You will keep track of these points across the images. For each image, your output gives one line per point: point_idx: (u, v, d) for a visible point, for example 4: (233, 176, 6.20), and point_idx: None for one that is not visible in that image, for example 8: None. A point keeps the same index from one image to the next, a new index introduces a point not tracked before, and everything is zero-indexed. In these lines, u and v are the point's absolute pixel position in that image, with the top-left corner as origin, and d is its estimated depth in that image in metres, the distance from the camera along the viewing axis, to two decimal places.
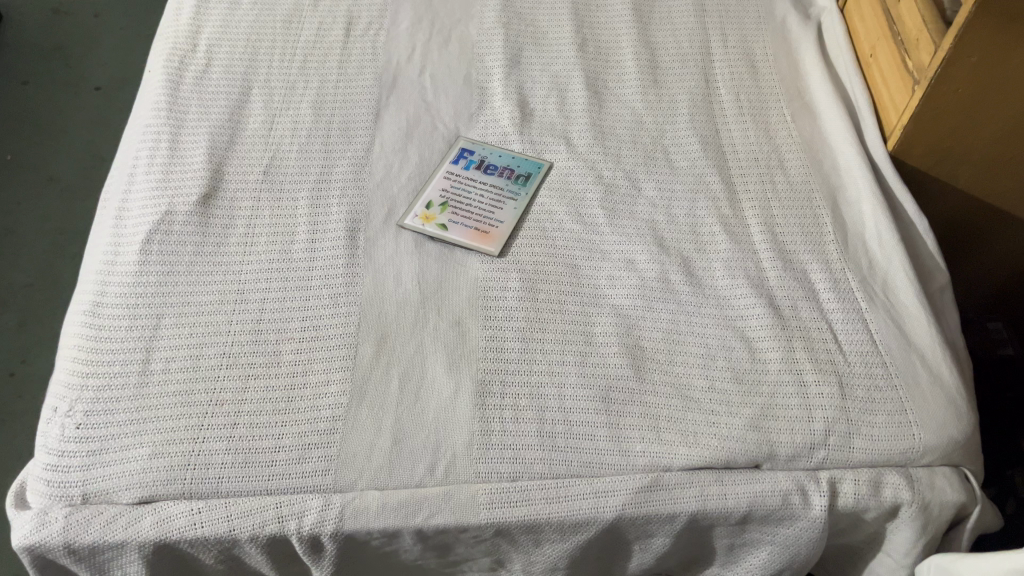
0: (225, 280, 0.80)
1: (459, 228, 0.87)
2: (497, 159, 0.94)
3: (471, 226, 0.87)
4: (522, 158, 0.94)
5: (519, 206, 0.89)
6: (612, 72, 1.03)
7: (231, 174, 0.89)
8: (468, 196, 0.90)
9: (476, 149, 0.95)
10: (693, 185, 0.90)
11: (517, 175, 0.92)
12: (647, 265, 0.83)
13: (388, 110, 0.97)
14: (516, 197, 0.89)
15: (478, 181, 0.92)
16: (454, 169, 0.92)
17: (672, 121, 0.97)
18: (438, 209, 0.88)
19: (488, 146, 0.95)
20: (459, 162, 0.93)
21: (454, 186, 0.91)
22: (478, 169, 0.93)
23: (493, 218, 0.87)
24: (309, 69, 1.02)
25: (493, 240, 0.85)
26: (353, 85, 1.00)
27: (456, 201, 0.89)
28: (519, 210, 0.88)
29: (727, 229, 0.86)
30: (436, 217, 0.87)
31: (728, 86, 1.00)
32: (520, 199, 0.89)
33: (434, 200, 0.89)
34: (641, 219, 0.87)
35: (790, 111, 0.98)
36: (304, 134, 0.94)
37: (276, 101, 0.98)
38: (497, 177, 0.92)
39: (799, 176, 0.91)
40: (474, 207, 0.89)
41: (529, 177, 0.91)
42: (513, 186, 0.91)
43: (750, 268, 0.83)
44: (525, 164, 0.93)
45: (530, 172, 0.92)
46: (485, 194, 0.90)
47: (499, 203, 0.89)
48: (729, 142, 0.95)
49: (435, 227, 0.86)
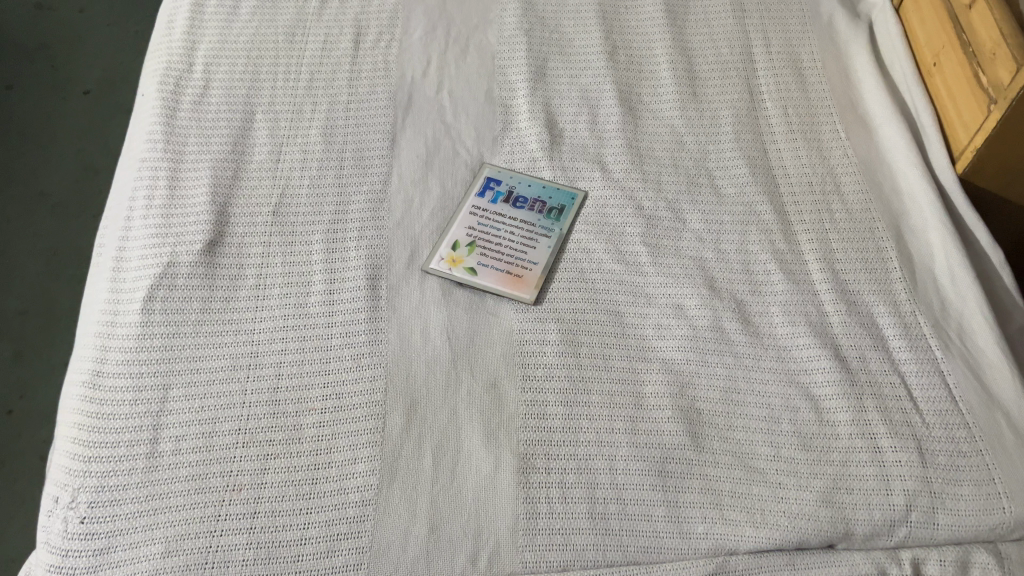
0: (237, 343, 0.73)
1: (489, 272, 0.79)
2: (526, 189, 0.86)
3: (501, 269, 0.80)
4: (553, 187, 0.86)
5: (553, 244, 0.81)
6: (646, 84, 0.95)
7: (237, 215, 0.82)
8: (497, 234, 0.83)
9: (502, 178, 0.87)
10: (743, 215, 0.83)
11: (549, 207, 0.84)
12: (698, 312, 0.76)
13: (404, 135, 0.89)
14: (549, 234, 0.82)
15: (506, 216, 0.84)
16: (481, 202, 0.85)
17: (715, 141, 0.89)
18: (465, 249, 0.81)
19: (515, 174, 0.87)
20: (486, 194, 0.85)
21: (481, 223, 0.83)
22: (506, 201, 0.85)
23: (525, 259, 0.80)
24: (316, 89, 0.93)
25: (526, 284, 0.78)
26: (365, 108, 0.91)
27: (485, 240, 0.82)
28: (554, 249, 0.81)
29: (784, 267, 0.79)
30: (464, 260, 0.80)
31: (774, 99, 0.92)
32: (553, 237, 0.82)
33: (461, 240, 0.81)
34: (688, 256, 0.80)
35: (844, 126, 0.89)
36: (315, 166, 0.86)
37: (283, 127, 0.89)
38: (527, 211, 0.84)
39: (858, 202, 0.83)
40: (504, 247, 0.81)
41: (561, 209, 0.84)
42: (545, 221, 0.83)
43: (811, 312, 0.76)
44: (556, 194, 0.85)
45: (562, 203, 0.84)
46: (514, 231, 0.83)
47: (530, 242, 0.81)
48: (779, 164, 0.87)
49: (464, 271, 0.79)
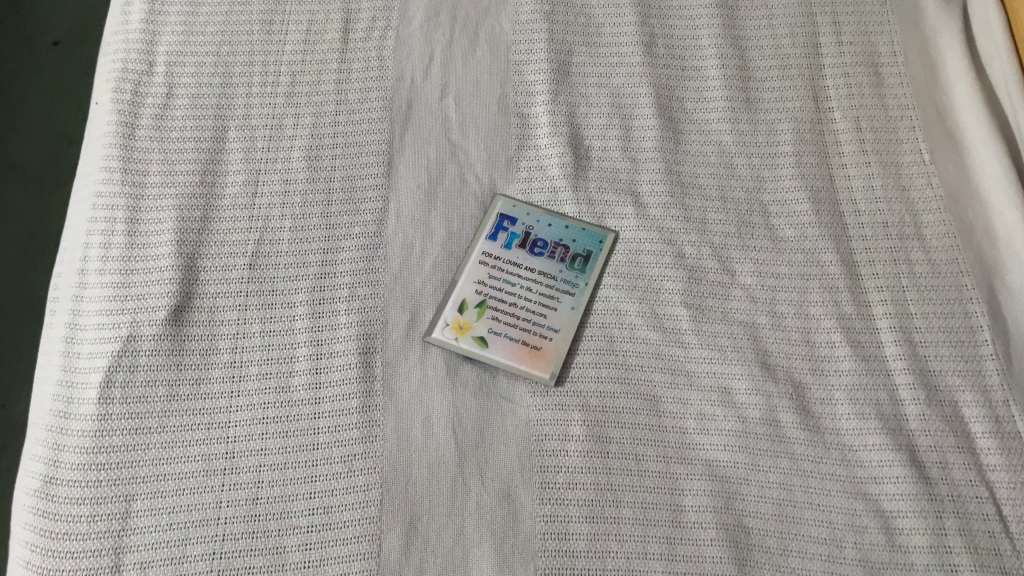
0: (210, 440, 0.63)
1: (502, 342, 0.68)
2: (544, 229, 0.73)
3: (517, 339, 0.68)
4: (576, 226, 0.73)
5: (576, 305, 0.69)
6: (690, 87, 0.79)
7: (207, 269, 0.70)
8: (511, 290, 0.71)
9: (517, 213, 0.73)
10: (804, 266, 0.70)
11: (573, 255, 0.71)
12: (748, 400, 0.65)
13: (402, 158, 0.76)
14: (571, 292, 0.70)
15: (522, 266, 0.72)
16: (492, 248, 0.72)
17: (772, 166, 0.74)
18: (475, 312, 0.69)
19: (532, 208, 0.74)
20: (498, 235, 0.72)
21: (493, 275, 0.71)
22: (522, 245, 0.72)
23: (543, 326, 0.68)
24: (296, 96, 0.78)
25: (545, 360, 0.67)
26: (356, 120, 0.77)
27: (497, 298, 0.70)
28: (578, 312, 0.69)
29: (852, 339, 0.66)
30: (472, 326, 0.68)
31: (844, 108, 0.76)
32: (577, 295, 0.69)
33: (470, 300, 0.70)
34: (737, 322, 0.68)
35: (929, 145, 0.74)
36: (298, 200, 0.73)
37: (260, 149, 0.76)
38: (547, 260, 0.72)
39: (942, 249, 0.69)
40: (519, 309, 0.70)
41: (586, 258, 0.71)
42: (567, 274, 0.71)
43: (884, 401, 0.64)
44: (579, 236, 0.72)
45: (587, 248, 0.71)
46: (532, 286, 0.71)
47: (550, 303, 0.70)
48: (848, 197, 0.73)
49: (473, 341, 0.68)
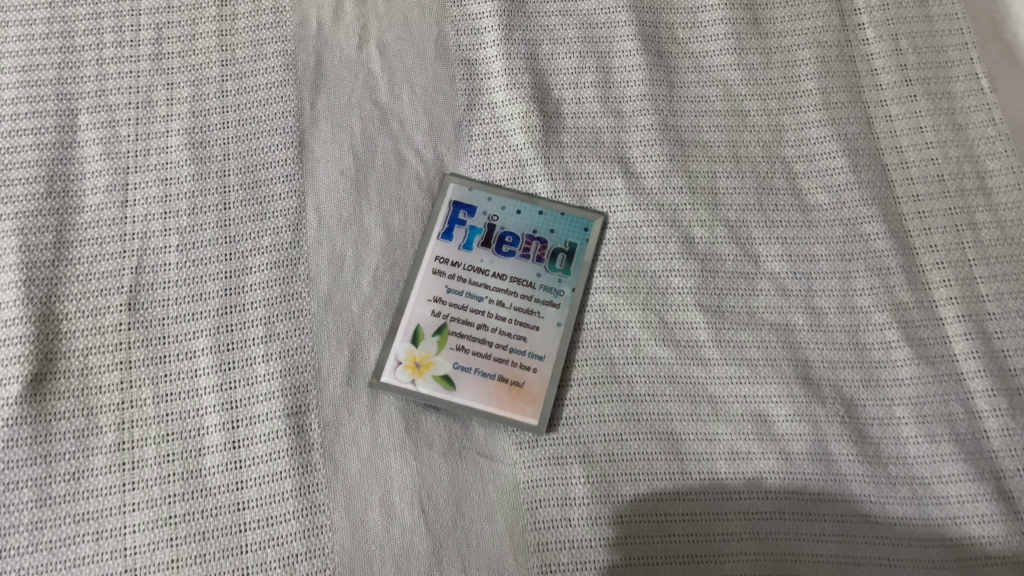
0: (99, 557, 0.48)
1: (474, 380, 0.52)
2: (512, 218, 0.56)
3: (492, 374, 0.52)
4: (552, 211, 0.56)
5: (563, 319, 0.54)
6: (680, 8, 0.61)
7: (72, 316, 0.52)
8: (477, 307, 0.54)
9: (475, 201, 0.56)
10: (844, 244, 0.55)
11: (551, 251, 0.55)
12: (790, 430, 0.51)
13: (317, 135, 0.58)
14: (555, 302, 0.54)
15: (489, 271, 0.55)
16: (447, 251, 0.55)
17: (793, 109, 0.58)
18: (434, 342, 0.53)
19: (493, 191, 0.57)
20: (454, 233, 0.56)
21: (452, 288, 0.54)
22: (486, 243, 0.55)
23: (524, 353, 0.53)
24: (165, 58, 0.59)
25: (531, 401, 0.51)
26: (250, 87, 0.58)
27: (460, 320, 0.54)
28: (566, 329, 0.53)
29: (912, 336, 0.53)
30: (432, 362, 0.52)
31: (877, 23, 0.60)
32: (563, 306, 0.54)
33: (426, 326, 0.53)
34: (767, 326, 0.53)
35: (985, 67, 0.58)
36: (183, 207, 0.55)
37: (124, 138, 0.57)
38: (519, 259, 0.55)
39: (1014, 205, 0.55)
40: (490, 331, 0.53)
41: (570, 253, 0.55)
42: (547, 278, 0.55)
43: (957, 416, 0.51)
44: (557, 224, 0.56)
45: (569, 241, 0.55)
46: (504, 299, 0.54)
47: (529, 320, 0.54)
48: (892, 144, 0.57)
49: (436, 383, 0.52)
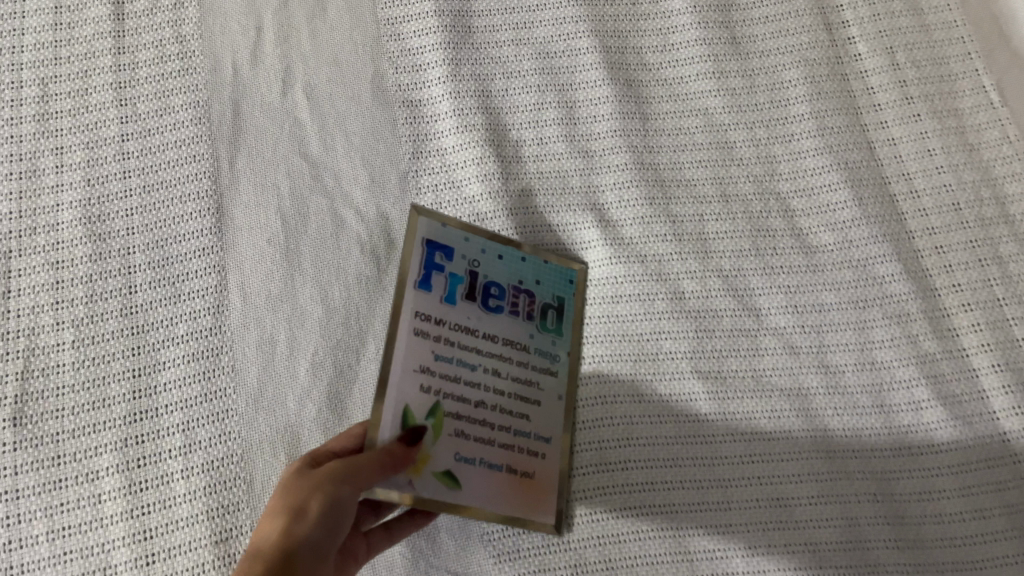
0: None
1: (480, 474, 0.40)
2: (493, 265, 0.44)
3: (498, 465, 0.41)
4: (534, 259, 0.46)
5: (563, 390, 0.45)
6: (647, 31, 0.54)
7: None
8: (472, 379, 0.41)
9: (450, 240, 0.43)
10: (856, 289, 0.48)
11: (538, 309, 0.45)
12: (817, 515, 0.43)
13: (239, 198, 0.49)
14: (552, 369, 0.44)
15: (479, 332, 0.42)
16: (431, 306, 0.40)
17: (785, 138, 0.51)
18: (430, 427, 0.38)
19: (468, 229, 0.44)
20: (433, 281, 0.41)
21: (440, 355, 0.40)
22: (471, 296, 0.42)
23: (529, 437, 0.42)
24: (53, 118, 0.50)
25: (543, 495, 0.42)
26: (156, 147, 0.50)
27: (455, 396, 0.40)
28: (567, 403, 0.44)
29: (944, 394, 0.46)
30: (429, 455, 0.38)
31: (868, 36, 0.53)
32: (561, 373, 0.45)
33: (418, 406, 0.38)
34: (777, 391, 0.46)
35: (993, 79, 0.52)
36: (79, 294, 0.46)
37: (5, 216, 0.48)
38: (509, 318, 0.43)
39: None
40: (490, 412, 0.41)
41: (560, 310, 0.46)
42: (541, 340, 0.44)
43: (1007, 484, 0.44)
44: (541, 274, 0.46)
45: (556, 294, 0.46)
46: (500, 367, 0.42)
47: (529, 393, 0.43)
48: (899, 170, 0.50)
49: (434, 481, 0.38)
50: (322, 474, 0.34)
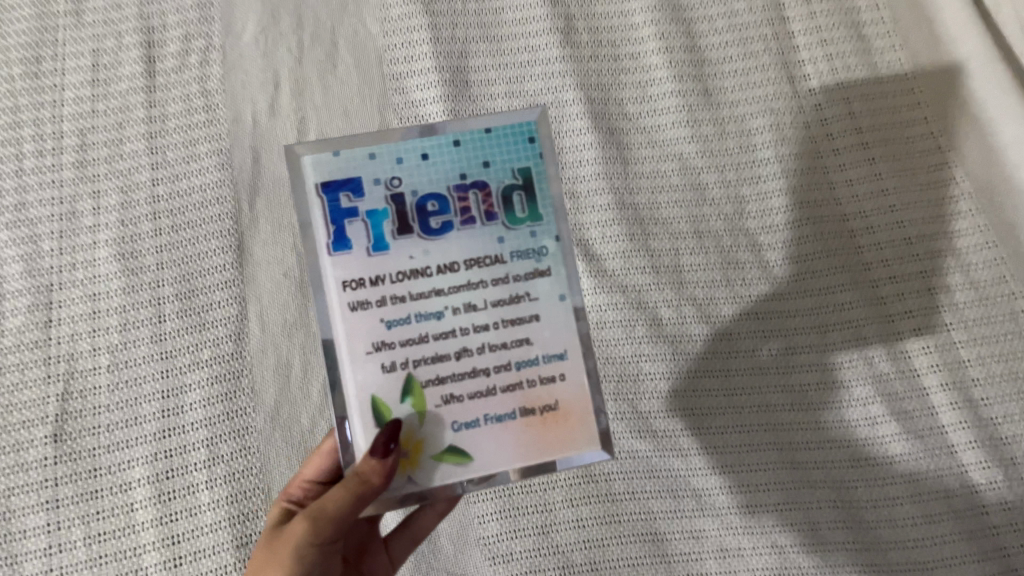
0: None
1: (491, 434, 0.32)
2: (421, 167, 0.32)
3: (510, 412, 0.32)
4: (471, 134, 0.33)
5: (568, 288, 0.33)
6: (627, 82, 0.59)
7: None
8: (442, 332, 0.32)
9: (353, 168, 0.32)
10: (818, 316, 0.53)
11: (507, 182, 0.33)
12: (782, 521, 0.48)
13: (258, 236, 0.54)
14: (543, 271, 0.33)
15: (432, 272, 0.32)
16: (352, 271, 0.32)
17: (752, 180, 0.56)
18: (411, 411, 0.32)
19: (372, 139, 0.32)
20: (348, 236, 0.32)
21: (392, 321, 0.32)
22: (405, 229, 0.32)
23: (539, 363, 0.32)
24: (91, 165, 0.55)
25: (575, 422, 0.33)
26: (183, 190, 0.55)
27: (427, 359, 0.32)
28: (575, 302, 0.33)
29: (898, 411, 0.50)
30: (419, 440, 0.32)
31: (827, 87, 0.58)
32: (556, 269, 0.33)
33: (387, 393, 0.32)
34: (747, 409, 0.50)
35: (942, 125, 0.57)
36: (113, 324, 0.51)
37: (48, 254, 0.53)
38: (466, 229, 0.32)
39: (985, 265, 0.53)
40: (478, 357, 0.32)
41: (529, 187, 0.33)
42: (517, 242, 0.33)
43: (953, 491, 0.48)
44: (489, 150, 0.33)
45: (516, 167, 0.33)
46: (474, 300, 0.32)
47: (523, 314, 0.33)
48: (856, 209, 0.55)
49: (441, 466, 0.31)
50: (281, 548, 0.35)
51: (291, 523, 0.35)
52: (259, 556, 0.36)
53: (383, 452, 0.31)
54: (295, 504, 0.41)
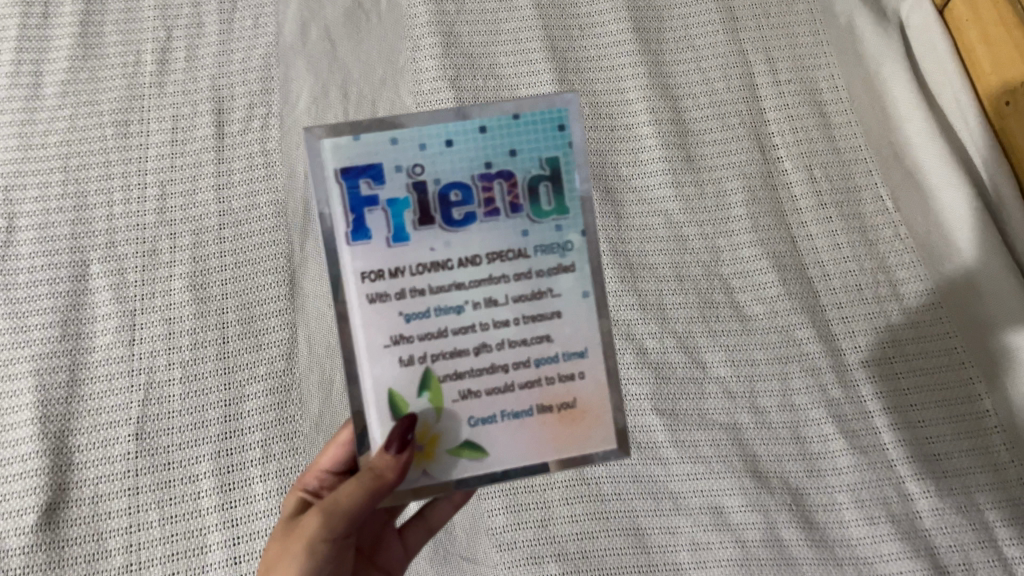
0: None
1: (508, 428, 0.38)
2: (445, 155, 0.37)
3: (527, 410, 0.38)
4: (499, 121, 0.37)
5: (590, 285, 0.39)
6: (623, 150, 0.69)
7: (83, 447, 0.57)
8: (461, 325, 0.38)
9: (376, 155, 0.37)
10: (780, 348, 0.62)
11: (529, 173, 0.38)
12: (744, 520, 0.57)
13: (307, 272, 0.64)
14: (566, 266, 0.38)
15: (453, 263, 0.38)
16: (373, 258, 0.37)
17: (727, 233, 0.66)
18: (428, 405, 0.38)
19: (395, 129, 0.37)
20: (369, 226, 0.37)
21: (410, 315, 0.38)
22: (427, 219, 0.37)
23: (557, 359, 0.39)
24: (169, 211, 0.65)
25: (590, 420, 0.39)
26: (245, 233, 0.65)
27: (446, 353, 0.38)
28: (594, 297, 0.39)
29: (845, 429, 0.59)
30: (437, 433, 0.38)
31: (793, 155, 0.68)
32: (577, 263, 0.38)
33: (404, 388, 0.38)
34: (717, 426, 0.59)
35: (889, 189, 0.67)
36: (185, 343, 0.61)
37: (131, 284, 0.63)
38: (487, 217, 0.37)
39: (923, 308, 0.63)
40: (496, 353, 0.38)
41: (555, 179, 0.38)
42: (541, 234, 0.38)
43: (892, 498, 0.57)
44: (515, 140, 0.37)
45: (542, 157, 0.38)
46: (496, 294, 0.38)
47: (542, 309, 0.38)
48: (815, 259, 0.65)
49: (456, 457, 0.38)
50: (297, 543, 0.40)
51: (307, 517, 0.40)
52: (280, 541, 0.42)
53: (399, 449, 0.37)
54: (310, 492, 0.46)
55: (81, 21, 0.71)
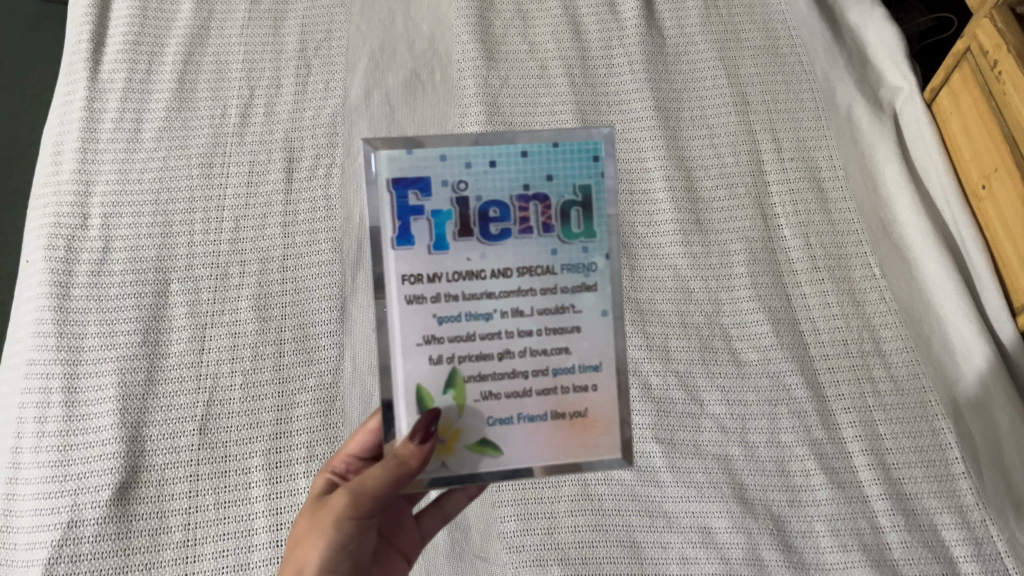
0: None
1: (523, 429, 0.44)
2: (486, 175, 0.42)
3: (542, 414, 0.44)
4: (541, 147, 0.42)
5: (608, 304, 0.44)
6: (640, 211, 0.78)
7: (154, 437, 0.67)
8: (488, 331, 0.44)
9: (425, 169, 0.42)
10: (771, 392, 0.69)
11: (560, 201, 0.43)
12: (730, 539, 0.64)
13: (357, 301, 0.74)
14: (588, 284, 0.44)
15: (484, 275, 0.43)
16: (416, 262, 0.42)
17: (728, 288, 0.74)
18: (452, 402, 0.43)
19: (446, 146, 0.42)
20: (411, 232, 0.42)
21: (443, 317, 0.43)
22: (465, 231, 0.43)
23: (574, 370, 0.45)
24: (241, 241, 0.75)
25: (600, 428, 0.45)
26: (305, 265, 0.75)
27: (473, 355, 0.44)
28: (612, 316, 0.44)
29: (825, 466, 0.66)
30: (459, 429, 0.44)
31: (792, 224, 0.77)
32: (598, 284, 0.44)
33: (432, 386, 0.43)
34: (710, 456, 0.66)
35: (877, 258, 0.75)
36: (247, 355, 0.70)
37: (205, 302, 0.72)
38: (518, 234, 0.43)
39: (903, 364, 0.70)
40: (517, 359, 0.44)
41: (586, 206, 0.43)
42: (569, 254, 0.43)
43: (864, 529, 0.63)
44: (553, 166, 0.42)
45: (575, 185, 0.43)
46: (522, 306, 0.44)
47: (564, 323, 0.44)
48: (807, 315, 0.73)
49: (474, 452, 0.44)
50: (326, 518, 0.47)
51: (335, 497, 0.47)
52: (309, 515, 0.49)
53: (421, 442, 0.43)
54: (339, 475, 0.54)
55: (179, 77, 0.82)
